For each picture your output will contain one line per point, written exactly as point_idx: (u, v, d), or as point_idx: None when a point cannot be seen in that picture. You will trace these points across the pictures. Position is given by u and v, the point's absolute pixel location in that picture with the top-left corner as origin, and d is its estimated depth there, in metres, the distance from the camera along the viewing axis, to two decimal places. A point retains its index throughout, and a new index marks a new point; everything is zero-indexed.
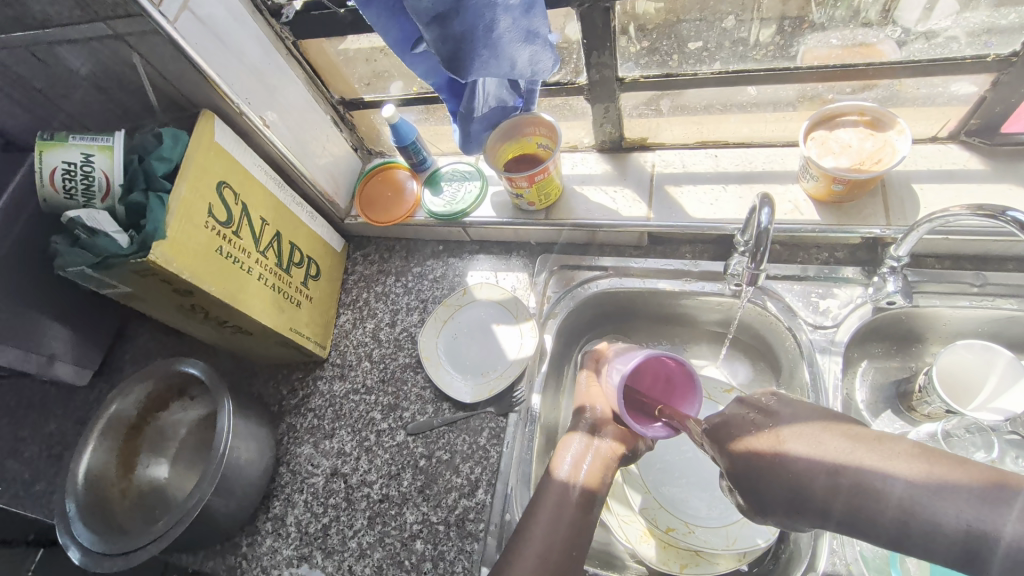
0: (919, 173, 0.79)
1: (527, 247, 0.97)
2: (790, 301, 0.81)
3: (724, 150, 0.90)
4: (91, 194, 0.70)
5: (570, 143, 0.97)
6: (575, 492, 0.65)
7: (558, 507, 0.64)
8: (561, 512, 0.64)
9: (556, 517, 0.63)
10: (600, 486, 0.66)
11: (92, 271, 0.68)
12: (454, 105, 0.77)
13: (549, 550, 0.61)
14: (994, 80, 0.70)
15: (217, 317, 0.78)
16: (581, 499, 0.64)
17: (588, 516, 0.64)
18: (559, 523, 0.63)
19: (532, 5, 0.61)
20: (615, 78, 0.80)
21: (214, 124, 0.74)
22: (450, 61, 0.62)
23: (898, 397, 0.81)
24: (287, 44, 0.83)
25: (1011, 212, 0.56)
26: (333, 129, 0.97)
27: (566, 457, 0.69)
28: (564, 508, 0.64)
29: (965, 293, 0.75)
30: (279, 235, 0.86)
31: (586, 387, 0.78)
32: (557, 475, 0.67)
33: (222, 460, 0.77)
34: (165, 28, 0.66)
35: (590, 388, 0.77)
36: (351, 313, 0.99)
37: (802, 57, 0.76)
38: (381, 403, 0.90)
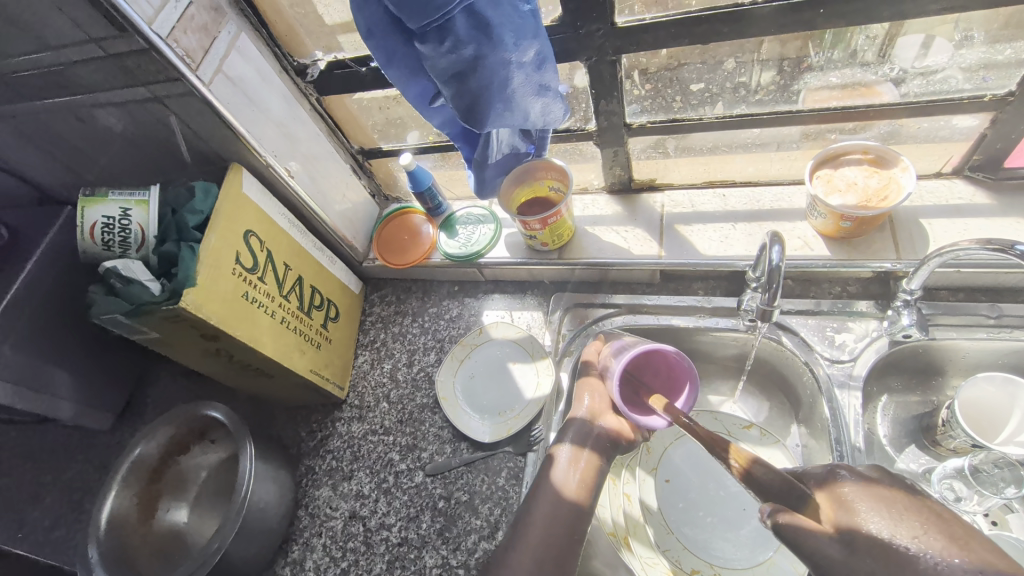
0: (926, 209, 0.81)
1: (542, 286, 0.99)
2: (805, 336, 0.81)
3: (732, 190, 0.92)
4: (127, 245, 0.73)
5: (581, 185, 1.00)
6: (570, 492, 0.66)
7: (552, 511, 0.64)
8: (556, 512, 0.64)
9: (551, 521, 0.64)
10: (591, 489, 0.66)
11: (125, 319, 0.70)
12: (468, 152, 0.81)
13: (545, 551, 0.62)
14: (993, 118, 0.72)
15: (240, 361, 0.80)
16: (576, 501, 0.65)
17: (582, 517, 0.65)
18: (555, 522, 0.64)
19: (544, 62, 0.64)
20: (623, 124, 0.83)
21: (242, 176, 0.78)
22: (466, 115, 0.65)
23: (921, 431, 0.80)
24: (310, 99, 0.89)
25: (1020, 246, 0.56)
26: (352, 177, 1.01)
27: (555, 461, 0.69)
28: (557, 512, 0.65)
29: (981, 325, 0.75)
30: (301, 279, 0.88)
31: (581, 386, 0.76)
32: (552, 477, 0.68)
33: (244, 503, 0.78)
34: (201, 90, 0.70)
35: (589, 382, 0.76)
36: (369, 354, 1.01)
37: (804, 99, 0.77)
38: (399, 443, 0.90)
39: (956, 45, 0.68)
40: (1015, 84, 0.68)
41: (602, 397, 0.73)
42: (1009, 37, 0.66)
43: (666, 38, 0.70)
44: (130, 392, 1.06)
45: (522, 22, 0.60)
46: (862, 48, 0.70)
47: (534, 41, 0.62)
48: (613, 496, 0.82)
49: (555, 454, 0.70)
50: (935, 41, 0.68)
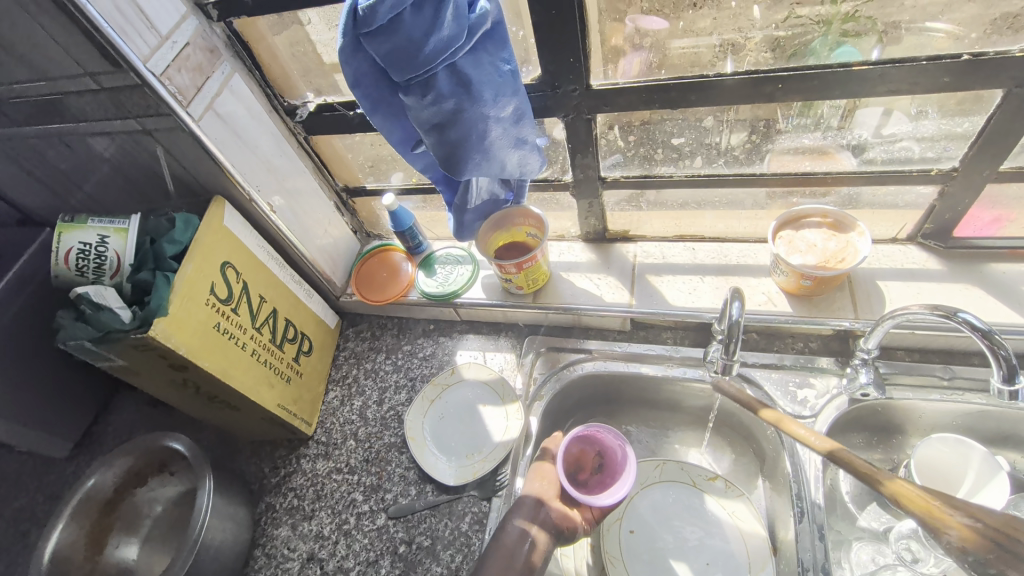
0: (882, 272, 0.85)
1: (515, 329, 1.00)
2: (768, 390, 0.83)
3: (701, 244, 0.96)
4: (102, 272, 0.73)
5: (558, 233, 1.03)
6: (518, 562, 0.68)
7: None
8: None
9: None
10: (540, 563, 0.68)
11: (93, 345, 0.69)
12: (449, 196, 0.84)
13: None
14: (941, 190, 0.77)
15: (207, 392, 0.79)
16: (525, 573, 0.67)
17: None
18: None
19: (521, 118, 0.68)
20: (598, 177, 0.87)
21: (225, 209, 0.80)
22: (446, 162, 0.68)
23: (883, 489, 0.81)
24: (299, 138, 0.91)
25: (962, 314, 0.59)
26: (335, 214, 1.03)
27: (507, 535, 0.71)
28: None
29: (936, 387, 0.78)
30: (275, 312, 0.89)
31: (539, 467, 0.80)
32: (498, 548, 0.70)
33: (197, 540, 0.76)
34: (190, 126, 0.72)
35: (541, 468, 0.79)
36: (340, 389, 1.00)
37: (770, 162, 0.82)
38: (364, 483, 0.89)
39: (913, 118, 0.72)
40: (960, 160, 0.73)
41: (552, 483, 0.76)
42: (966, 113, 0.69)
43: (638, 101, 0.74)
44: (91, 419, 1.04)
45: (502, 81, 0.64)
46: (827, 116, 0.75)
47: (512, 98, 0.65)
48: (578, 546, 0.86)
49: (505, 531, 0.72)
50: (895, 113, 0.72)
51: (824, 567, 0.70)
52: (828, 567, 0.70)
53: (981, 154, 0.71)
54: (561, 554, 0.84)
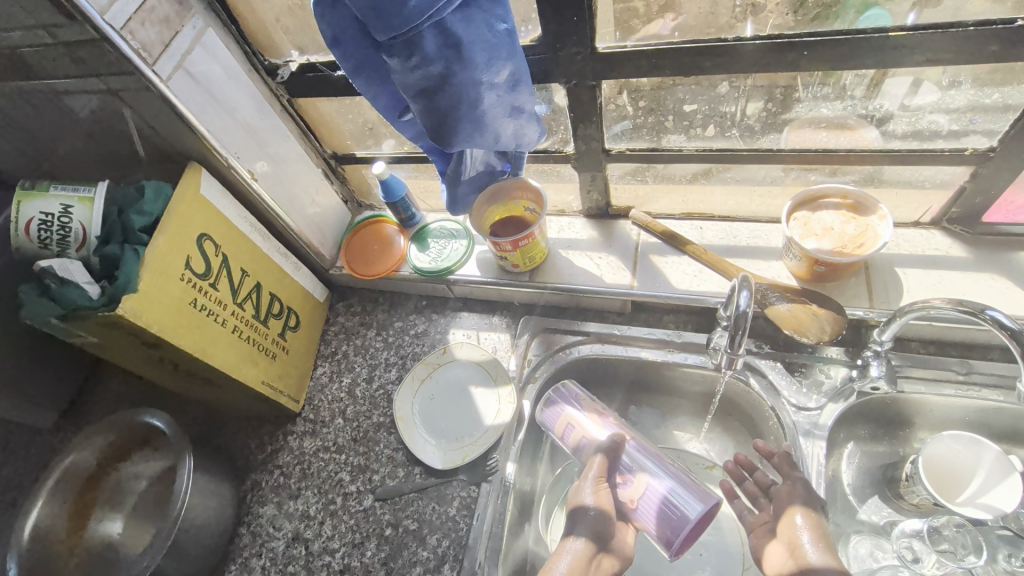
0: (901, 257, 0.79)
1: (511, 307, 0.96)
2: (773, 379, 0.79)
3: (709, 223, 0.90)
4: (66, 244, 0.69)
5: (558, 207, 0.98)
6: None
7: None
8: None
9: None
10: None
11: (60, 322, 0.66)
12: (442, 166, 0.78)
13: None
14: (973, 172, 0.71)
15: (187, 370, 0.76)
16: None
17: None
18: None
19: (517, 83, 0.62)
20: (601, 149, 0.81)
21: (201, 177, 0.75)
22: (434, 132, 0.62)
23: (886, 482, 0.79)
24: (282, 100, 0.85)
25: (991, 311, 0.55)
26: (323, 182, 0.98)
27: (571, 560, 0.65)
28: None
29: (951, 381, 0.74)
30: (259, 286, 0.85)
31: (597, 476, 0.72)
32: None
33: (177, 520, 0.74)
34: (158, 87, 0.67)
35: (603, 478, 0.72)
36: (328, 365, 0.97)
37: (788, 137, 0.76)
38: (351, 463, 0.87)
39: (943, 89, 0.65)
40: (997, 141, 0.67)
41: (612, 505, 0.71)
42: (997, 83, 0.62)
43: (647, 68, 0.68)
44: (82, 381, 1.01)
45: (495, 41, 0.57)
46: (852, 87, 0.68)
47: (507, 61, 0.59)
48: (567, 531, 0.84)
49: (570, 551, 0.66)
50: (923, 84, 0.65)
51: None
52: None
53: (1022, 135, 0.64)
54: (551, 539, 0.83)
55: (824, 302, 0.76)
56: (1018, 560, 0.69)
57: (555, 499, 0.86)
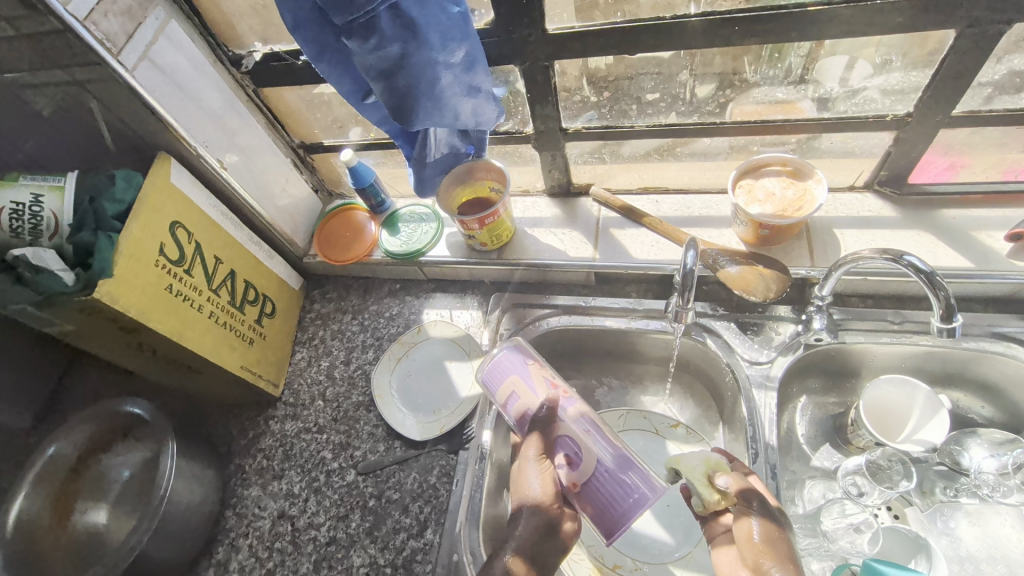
0: (839, 220, 0.86)
1: (481, 286, 1.00)
2: (727, 339, 0.85)
3: (665, 196, 0.95)
4: (38, 233, 0.70)
5: (523, 187, 1.02)
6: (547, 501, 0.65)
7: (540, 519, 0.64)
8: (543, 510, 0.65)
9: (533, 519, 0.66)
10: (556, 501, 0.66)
11: (36, 308, 0.67)
12: (408, 150, 0.82)
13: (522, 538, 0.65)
14: (897, 137, 0.77)
15: (165, 356, 0.78)
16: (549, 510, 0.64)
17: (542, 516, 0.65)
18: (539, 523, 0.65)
19: (473, 64, 0.66)
20: (559, 128, 0.85)
21: (171, 167, 0.77)
22: (396, 113, 0.65)
23: (835, 431, 0.85)
24: (247, 91, 0.87)
25: (908, 256, 0.61)
26: (293, 171, 1.00)
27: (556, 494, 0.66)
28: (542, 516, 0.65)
29: (887, 330, 0.80)
30: (233, 273, 0.87)
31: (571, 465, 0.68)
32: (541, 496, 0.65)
33: (163, 501, 0.76)
34: (124, 77, 0.69)
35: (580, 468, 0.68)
36: (306, 351, 1.00)
37: (732, 112, 0.81)
38: (332, 442, 0.90)
39: (877, 68, 0.72)
40: (914, 106, 0.73)
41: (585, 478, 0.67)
42: (926, 63, 0.70)
43: (595, 48, 0.72)
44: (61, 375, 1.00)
45: (449, 24, 0.61)
46: (793, 67, 0.75)
47: (462, 43, 0.63)
48: None
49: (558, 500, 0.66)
50: (859, 63, 0.72)
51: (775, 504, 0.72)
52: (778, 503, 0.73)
53: (935, 99, 0.71)
54: None
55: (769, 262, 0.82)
56: (952, 491, 0.76)
57: None
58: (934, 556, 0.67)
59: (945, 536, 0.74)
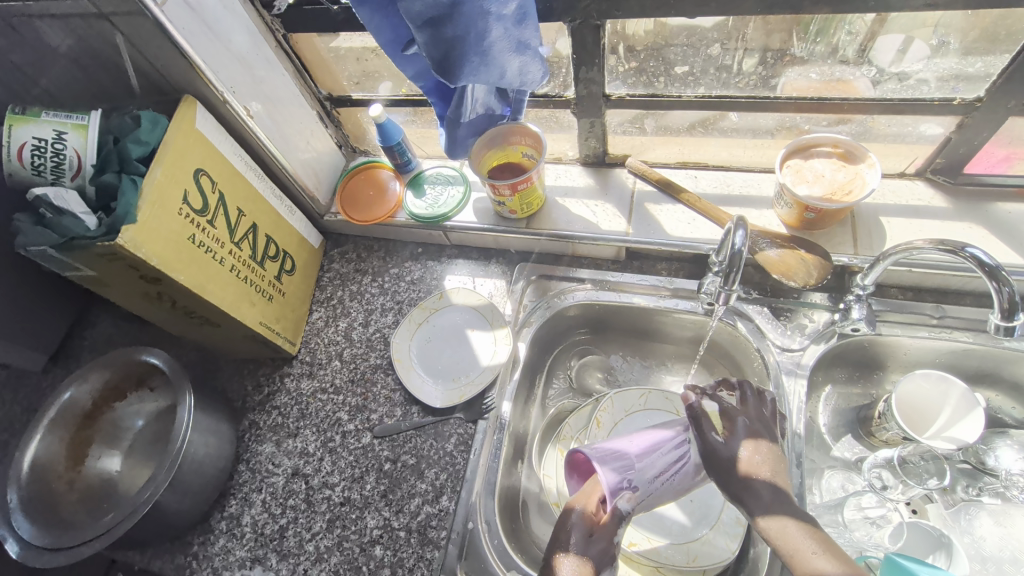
0: (886, 208, 0.83)
1: (506, 255, 0.97)
2: (759, 323, 0.82)
3: (704, 172, 0.92)
4: (60, 172, 0.68)
5: (555, 155, 0.99)
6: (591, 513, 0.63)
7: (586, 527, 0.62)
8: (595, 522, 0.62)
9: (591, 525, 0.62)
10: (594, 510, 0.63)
11: (57, 252, 0.65)
12: (442, 109, 0.78)
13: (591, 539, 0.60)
14: (960, 123, 0.73)
15: (185, 307, 0.76)
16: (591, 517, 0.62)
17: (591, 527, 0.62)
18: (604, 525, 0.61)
19: (525, 17, 0.61)
20: (602, 94, 0.81)
21: (196, 111, 0.73)
22: (440, 65, 0.62)
23: (858, 422, 0.83)
24: (277, 36, 0.83)
25: (971, 249, 0.58)
26: (318, 125, 0.96)
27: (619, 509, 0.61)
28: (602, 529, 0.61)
29: (925, 324, 0.78)
30: (255, 227, 0.84)
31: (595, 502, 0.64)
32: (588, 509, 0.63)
33: (180, 453, 0.75)
34: (153, 11, 0.65)
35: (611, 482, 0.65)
36: (324, 310, 0.98)
37: (782, 87, 0.78)
38: (349, 403, 0.89)
39: (933, 51, 0.71)
40: (985, 90, 0.68)
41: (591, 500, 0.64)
42: (981, 51, 0.68)
43: (652, 7, 0.68)
44: (73, 321, 0.99)
45: None
46: (843, 45, 0.74)
47: None
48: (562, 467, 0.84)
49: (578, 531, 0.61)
50: (914, 44, 0.71)
51: (799, 492, 0.72)
52: (802, 491, 0.72)
53: (1009, 85, 0.66)
54: (543, 474, 0.84)
55: (812, 247, 0.79)
56: (974, 489, 0.75)
57: (548, 439, 0.89)
58: (955, 553, 0.66)
59: (967, 535, 0.74)
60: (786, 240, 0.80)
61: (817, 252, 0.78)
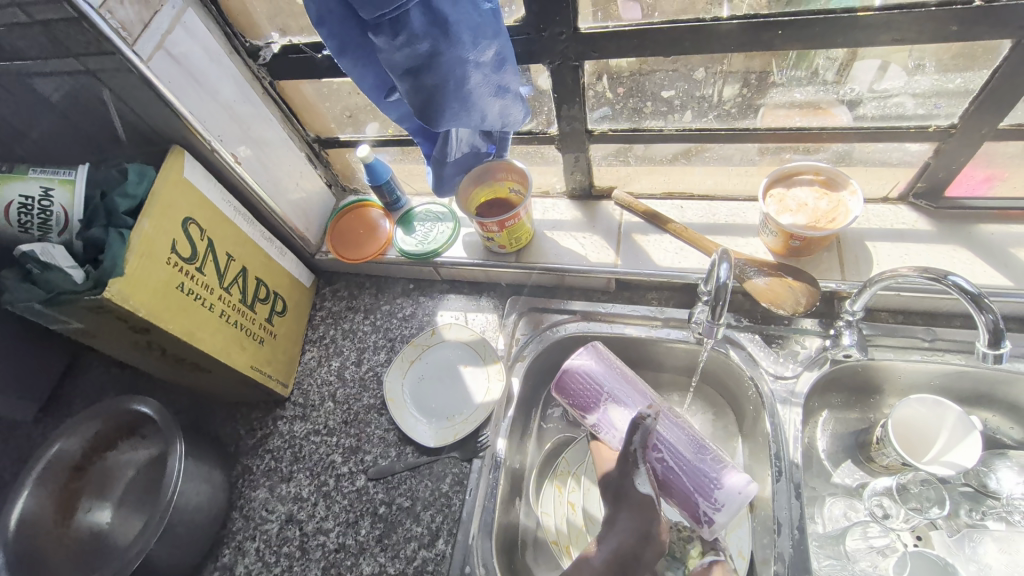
0: (872, 232, 0.83)
1: (497, 289, 0.98)
2: (751, 351, 0.82)
3: (689, 202, 0.93)
4: (47, 229, 0.68)
5: (542, 189, 1.00)
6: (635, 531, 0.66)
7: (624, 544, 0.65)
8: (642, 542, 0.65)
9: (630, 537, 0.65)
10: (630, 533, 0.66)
11: (43, 307, 0.65)
12: (427, 148, 0.79)
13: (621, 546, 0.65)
14: (937, 148, 0.75)
15: (174, 355, 0.76)
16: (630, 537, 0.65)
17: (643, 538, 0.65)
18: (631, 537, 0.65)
19: (503, 62, 0.63)
20: (584, 130, 0.83)
21: (184, 161, 0.74)
22: (421, 112, 0.63)
23: (857, 447, 0.82)
24: (264, 83, 0.84)
25: (953, 276, 0.59)
26: (307, 166, 0.97)
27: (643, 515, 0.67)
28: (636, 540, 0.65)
29: (917, 347, 0.78)
30: (245, 271, 0.84)
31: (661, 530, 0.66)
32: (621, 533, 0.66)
33: (170, 504, 0.74)
34: (139, 68, 0.66)
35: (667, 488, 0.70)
36: (316, 350, 0.98)
37: (762, 116, 0.79)
38: (342, 445, 0.88)
39: (910, 73, 0.69)
40: (958, 117, 0.70)
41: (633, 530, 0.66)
42: (960, 68, 0.67)
43: (629, 48, 0.69)
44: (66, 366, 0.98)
45: (481, 20, 0.59)
46: (823, 69, 0.71)
47: (493, 41, 0.61)
48: (558, 503, 0.85)
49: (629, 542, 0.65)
50: (891, 67, 0.69)
51: (799, 524, 0.70)
52: (802, 524, 0.71)
53: (981, 112, 0.68)
54: (540, 511, 0.84)
55: (799, 274, 0.80)
56: (977, 513, 0.74)
57: (545, 474, 0.88)
58: None
59: (973, 563, 0.73)
60: (773, 268, 0.81)
61: (804, 279, 0.79)
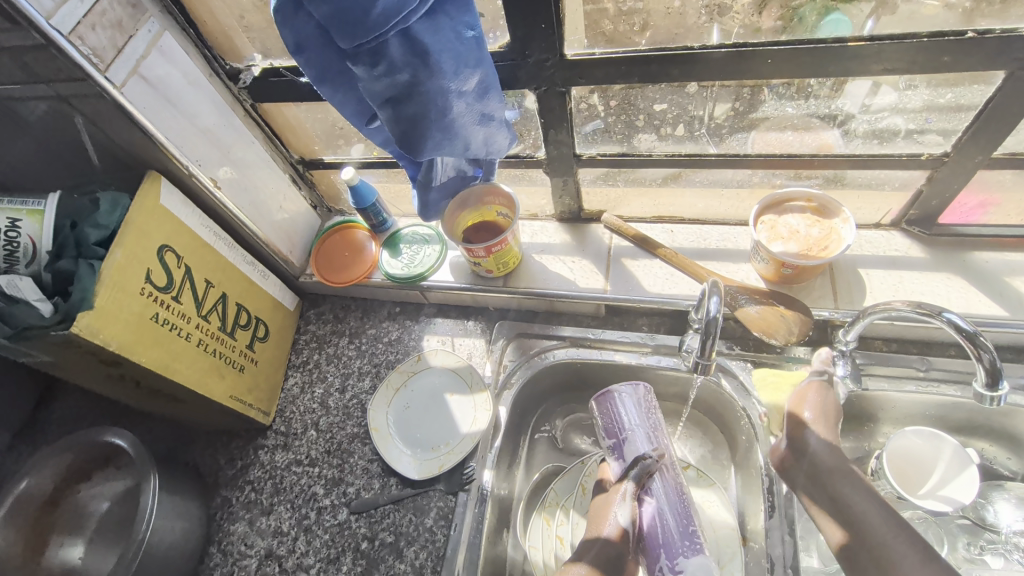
0: (864, 259, 0.82)
1: (485, 313, 0.96)
2: (743, 380, 0.81)
3: (679, 226, 0.92)
4: (14, 260, 0.66)
5: (531, 212, 0.99)
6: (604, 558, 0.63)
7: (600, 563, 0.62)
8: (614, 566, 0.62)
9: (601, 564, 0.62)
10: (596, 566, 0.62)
11: (8, 341, 0.63)
12: (412, 172, 0.77)
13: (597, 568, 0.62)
14: (929, 176, 0.74)
15: (149, 387, 0.73)
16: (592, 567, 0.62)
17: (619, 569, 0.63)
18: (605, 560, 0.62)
19: (486, 91, 0.62)
20: (572, 155, 0.82)
21: (160, 187, 0.72)
22: (403, 140, 0.61)
23: None
24: (245, 105, 0.83)
25: (947, 313, 0.57)
26: (291, 188, 0.95)
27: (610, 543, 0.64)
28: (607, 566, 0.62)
29: (911, 378, 0.76)
30: (225, 297, 0.82)
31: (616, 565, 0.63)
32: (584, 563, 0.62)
33: (142, 542, 0.71)
34: (112, 93, 0.64)
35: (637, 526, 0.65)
36: (300, 376, 0.95)
37: (753, 142, 0.77)
38: (324, 476, 0.85)
39: (901, 91, 0.67)
40: (951, 145, 0.69)
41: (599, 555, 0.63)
42: (950, 83, 0.64)
43: (616, 74, 0.68)
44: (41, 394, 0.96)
45: (464, 49, 0.57)
46: (814, 87, 0.69)
47: (475, 69, 0.59)
48: (546, 536, 0.79)
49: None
50: (882, 88, 0.67)
51: (793, 563, 0.68)
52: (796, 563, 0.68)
53: (974, 140, 0.67)
54: (528, 546, 0.78)
55: (791, 301, 0.78)
56: (976, 548, 0.73)
57: (533, 505, 0.85)
58: None
59: None
60: (765, 296, 0.79)
61: (798, 307, 0.77)
